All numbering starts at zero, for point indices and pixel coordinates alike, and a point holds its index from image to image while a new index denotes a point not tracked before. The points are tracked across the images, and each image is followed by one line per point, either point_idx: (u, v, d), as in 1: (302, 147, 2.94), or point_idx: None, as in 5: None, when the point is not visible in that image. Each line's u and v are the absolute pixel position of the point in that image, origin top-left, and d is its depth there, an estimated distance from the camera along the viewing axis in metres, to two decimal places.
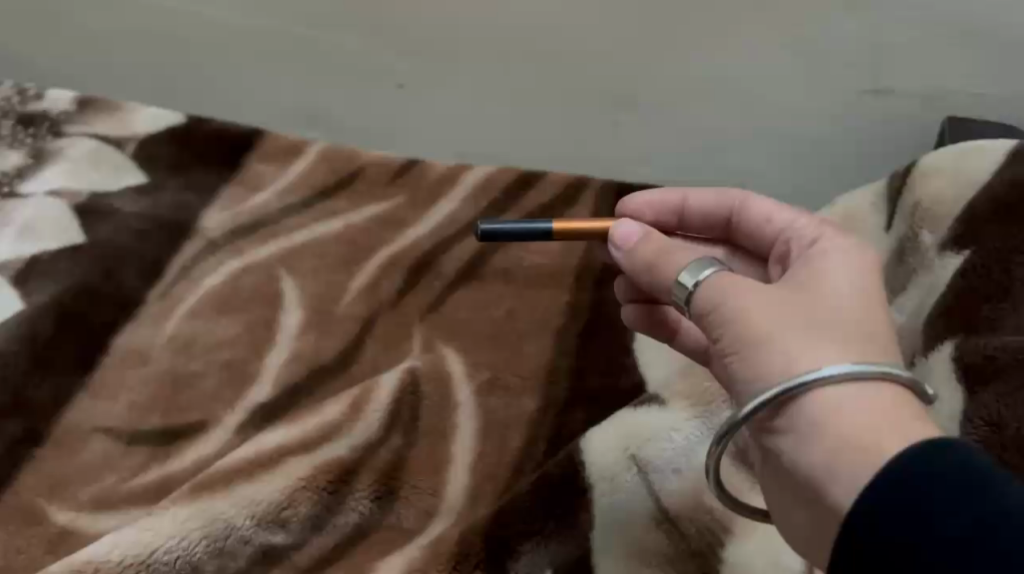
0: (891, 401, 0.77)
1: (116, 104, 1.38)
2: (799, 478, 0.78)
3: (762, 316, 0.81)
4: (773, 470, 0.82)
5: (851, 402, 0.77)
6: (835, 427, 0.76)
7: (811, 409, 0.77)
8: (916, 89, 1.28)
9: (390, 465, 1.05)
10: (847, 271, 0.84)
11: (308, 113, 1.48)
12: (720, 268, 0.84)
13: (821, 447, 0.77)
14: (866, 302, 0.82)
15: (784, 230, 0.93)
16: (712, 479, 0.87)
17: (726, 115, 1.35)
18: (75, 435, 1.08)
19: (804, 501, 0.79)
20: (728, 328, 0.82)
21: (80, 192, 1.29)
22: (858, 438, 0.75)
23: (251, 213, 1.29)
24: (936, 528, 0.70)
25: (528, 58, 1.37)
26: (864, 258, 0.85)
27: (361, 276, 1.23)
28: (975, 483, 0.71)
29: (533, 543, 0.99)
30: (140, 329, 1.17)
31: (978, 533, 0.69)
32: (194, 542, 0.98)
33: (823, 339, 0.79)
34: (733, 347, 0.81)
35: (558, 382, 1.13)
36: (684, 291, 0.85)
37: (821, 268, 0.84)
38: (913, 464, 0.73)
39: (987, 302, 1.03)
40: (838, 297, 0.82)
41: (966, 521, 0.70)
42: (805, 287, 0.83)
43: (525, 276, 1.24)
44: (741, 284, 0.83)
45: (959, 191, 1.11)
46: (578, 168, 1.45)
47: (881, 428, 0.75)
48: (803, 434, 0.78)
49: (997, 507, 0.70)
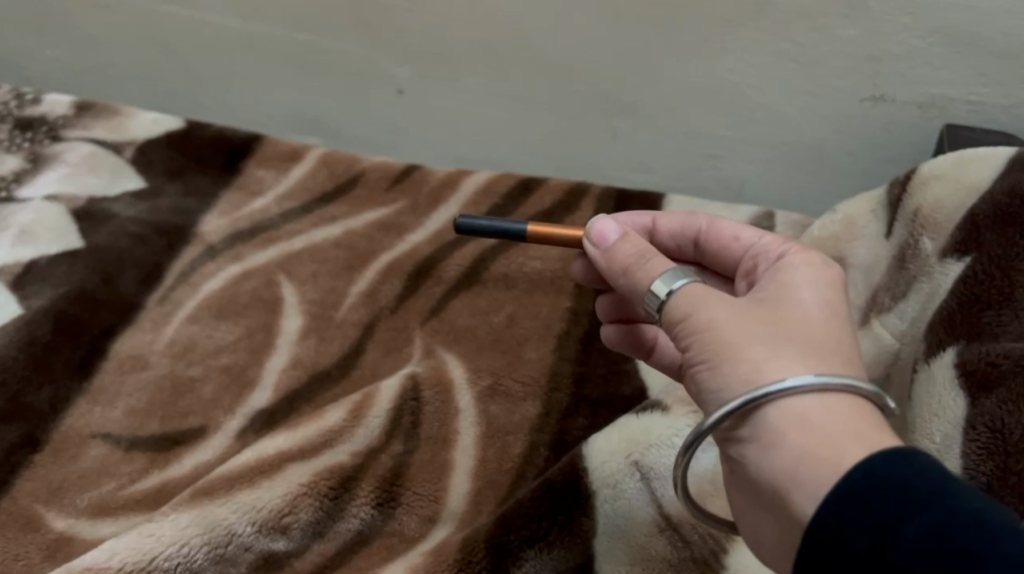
0: (852, 412, 0.79)
1: (114, 107, 1.37)
2: (761, 487, 0.81)
3: (729, 329, 0.83)
4: (736, 479, 0.84)
5: (815, 413, 0.79)
6: (797, 437, 0.79)
7: (773, 419, 0.80)
8: (915, 96, 1.27)
9: (391, 472, 1.05)
10: (810, 286, 0.87)
11: (310, 119, 1.49)
12: (693, 279, 0.86)
13: (783, 457, 0.79)
14: (829, 316, 0.85)
15: (752, 247, 0.94)
16: (680, 490, 0.88)
17: (726, 122, 1.35)
18: (74, 441, 1.07)
19: (767, 509, 0.81)
20: (697, 339, 0.84)
21: (78, 196, 1.28)
22: (820, 448, 0.78)
23: (251, 218, 1.28)
24: (897, 532, 0.73)
25: (526, 66, 1.36)
26: (826, 272, 0.88)
27: (361, 281, 1.22)
28: (937, 490, 0.74)
29: (535, 550, 0.98)
30: (139, 335, 1.16)
31: (939, 537, 0.72)
32: (194, 549, 0.97)
33: (787, 351, 0.82)
34: (701, 358, 0.83)
35: (560, 388, 1.13)
36: (656, 298, 0.87)
37: (789, 282, 0.87)
38: (874, 473, 0.75)
39: (989, 309, 1.03)
40: (800, 311, 0.85)
41: (925, 525, 0.72)
42: (775, 303, 0.86)
43: (525, 282, 1.23)
44: (710, 296, 0.85)
45: (959, 200, 1.11)
46: (576, 174, 1.45)
47: (842, 437, 0.78)
48: (766, 443, 0.80)
49: (957, 512, 0.73)
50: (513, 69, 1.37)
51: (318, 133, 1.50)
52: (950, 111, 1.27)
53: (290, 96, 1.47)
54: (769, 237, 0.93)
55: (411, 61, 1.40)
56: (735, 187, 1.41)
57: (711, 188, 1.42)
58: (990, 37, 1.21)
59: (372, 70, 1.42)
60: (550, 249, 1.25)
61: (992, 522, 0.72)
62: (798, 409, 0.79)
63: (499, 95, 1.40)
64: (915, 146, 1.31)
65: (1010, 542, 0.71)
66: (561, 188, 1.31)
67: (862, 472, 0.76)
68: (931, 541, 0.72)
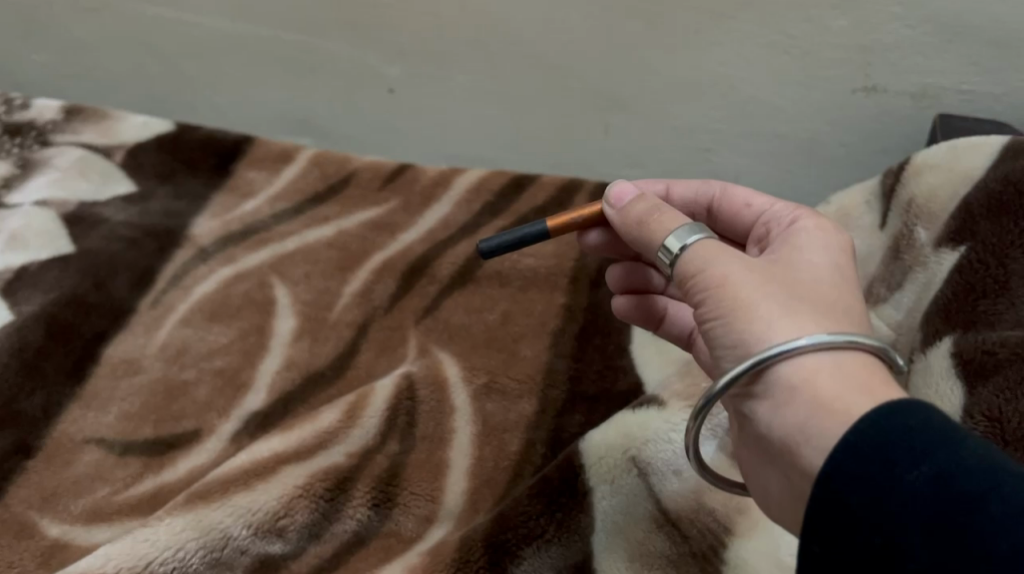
0: (862, 369, 0.79)
1: (103, 111, 1.37)
2: (770, 442, 0.81)
3: (744, 286, 0.83)
4: (746, 434, 0.84)
5: (826, 371, 0.79)
6: (808, 393, 0.79)
7: (784, 376, 0.80)
8: (907, 87, 1.27)
9: (387, 473, 1.04)
10: (822, 250, 0.88)
11: (302, 119, 1.48)
12: (706, 237, 0.86)
13: (794, 412, 0.79)
14: (839, 278, 0.85)
15: (763, 213, 0.95)
16: (691, 456, 0.89)
17: (718, 115, 1.34)
18: (66, 447, 1.07)
19: (775, 464, 0.81)
20: (712, 293, 0.83)
21: (68, 201, 1.28)
22: (830, 403, 0.78)
23: (242, 220, 1.28)
24: (900, 480, 0.72)
25: (518, 62, 1.36)
26: (835, 236, 0.89)
27: (354, 281, 1.21)
28: (940, 436, 0.73)
29: (533, 548, 0.98)
30: (131, 339, 1.16)
31: (942, 484, 0.72)
32: (190, 553, 0.96)
33: (802, 309, 0.82)
34: (714, 314, 0.83)
35: (556, 384, 1.12)
36: (669, 254, 0.87)
37: (801, 247, 0.88)
38: (879, 423, 0.75)
39: (984, 297, 1.02)
40: (810, 272, 0.85)
41: (927, 472, 0.72)
42: (789, 266, 0.86)
43: (519, 279, 1.22)
44: (723, 254, 0.85)
45: (954, 188, 1.10)
46: (570, 171, 1.45)
47: (852, 392, 0.78)
48: (776, 399, 0.80)
49: (959, 458, 0.72)
50: (504, 66, 1.36)
51: (310, 134, 1.50)
52: (943, 101, 1.27)
53: (280, 98, 1.47)
54: (780, 204, 0.94)
55: (402, 58, 1.39)
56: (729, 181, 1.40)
57: None
58: (981, 26, 1.20)
59: (362, 70, 1.41)
60: (543, 245, 1.25)
61: (991, 466, 0.72)
62: (809, 366, 0.79)
63: (491, 93, 1.39)
64: (909, 137, 1.30)
65: (1010, 484, 0.71)
66: (554, 185, 1.30)
67: (870, 422, 0.75)
68: (934, 487, 0.72)
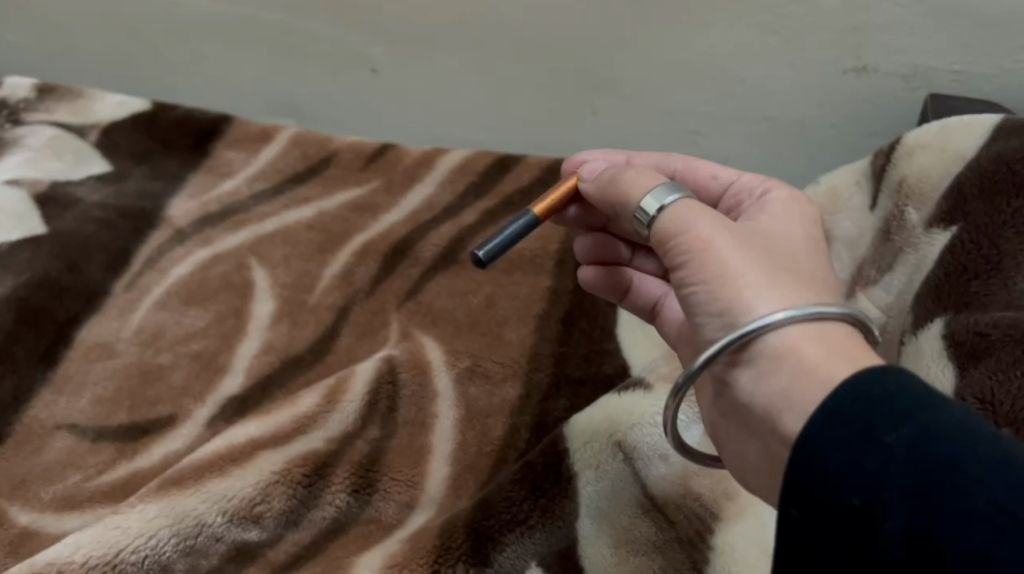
0: (845, 339, 0.77)
1: (78, 90, 1.34)
2: (752, 412, 0.79)
3: (729, 251, 0.81)
4: (727, 405, 0.82)
5: (809, 339, 0.77)
6: (792, 359, 0.77)
7: (768, 343, 0.78)
8: (897, 67, 1.24)
9: (367, 458, 1.02)
10: (795, 219, 0.88)
11: (282, 100, 1.46)
12: (689, 202, 0.85)
13: (777, 379, 0.77)
14: (812, 247, 0.85)
15: (731, 185, 0.95)
16: (669, 434, 0.87)
17: (705, 95, 1.32)
18: (37, 433, 1.05)
19: (755, 432, 0.80)
20: (697, 258, 0.82)
21: (40, 181, 1.25)
22: (813, 369, 0.76)
23: (221, 201, 1.25)
24: (879, 441, 0.70)
25: (502, 41, 1.33)
26: (804, 208, 0.89)
27: (335, 264, 1.19)
28: (917, 399, 0.71)
29: (517, 534, 0.96)
30: (106, 322, 1.13)
31: (920, 447, 0.69)
32: (163, 540, 0.94)
33: (787, 278, 0.80)
34: (699, 278, 0.81)
35: (540, 368, 1.10)
36: (646, 215, 0.87)
37: (773, 217, 0.88)
38: (859, 387, 0.72)
39: (976, 278, 1.00)
40: (786, 240, 0.85)
41: (907, 434, 0.70)
42: (769, 236, 0.85)
43: (504, 261, 1.20)
44: (709, 219, 0.83)
45: (946, 167, 1.08)
46: (555, 152, 1.42)
47: (835, 359, 0.76)
48: (762, 368, 0.78)
49: (938, 420, 0.70)
50: (488, 45, 1.34)
51: (292, 114, 1.47)
52: (934, 80, 1.24)
53: (261, 77, 1.44)
54: (748, 175, 0.95)
55: (385, 38, 1.36)
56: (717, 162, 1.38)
57: None
58: (973, 5, 1.18)
59: (344, 50, 1.39)
60: None
61: (971, 428, 0.70)
62: (794, 334, 0.78)
63: (475, 72, 1.37)
64: (899, 118, 1.28)
65: (987, 445, 0.69)
66: (539, 166, 1.28)
67: (851, 384, 0.72)
68: (913, 449, 0.69)
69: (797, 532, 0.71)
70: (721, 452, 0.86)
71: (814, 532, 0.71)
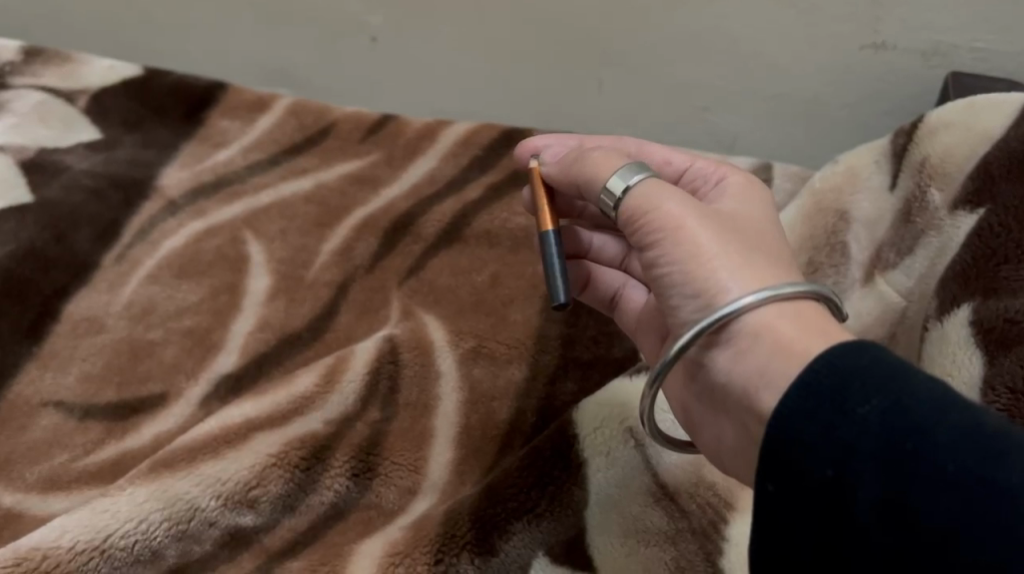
0: (818, 316, 0.77)
1: (66, 54, 1.29)
2: (729, 391, 0.78)
3: (697, 230, 0.81)
4: (699, 384, 0.81)
5: (782, 317, 0.77)
6: (767, 336, 0.76)
7: (744, 322, 0.77)
8: (916, 44, 1.20)
9: (367, 441, 0.97)
10: (754, 201, 0.87)
11: (279, 68, 1.41)
12: (653, 180, 0.84)
13: (753, 357, 0.77)
14: (776, 230, 0.84)
15: (685, 171, 0.92)
16: (648, 424, 0.86)
17: (718, 72, 1.27)
18: (22, 411, 1.00)
19: (729, 411, 0.79)
20: (665, 237, 0.81)
21: (27, 147, 1.20)
22: (789, 346, 0.75)
23: (215, 172, 1.20)
24: (852, 413, 0.69)
25: (506, 11, 1.28)
26: (761, 191, 0.88)
27: (333, 239, 1.14)
28: (890, 370, 0.70)
29: (524, 524, 0.91)
30: (94, 296, 1.08)
31: (893, 416, 0.68)
32: (154, 525, 0.90)
33: (758, 261, 0.80)
34: (671, 258, 0.81)
35: (547, 349, 1.05)
36: (612, 195, 0.85)
37: (734, 200, 0.87)
38: (833, 360, 0.71)
39: (1005, 263, 0.95)
40: (747, 221, 0.84)
41: (880, 404, 0.69)
42: (733, 215, 0.84)
43: (509, 239, 1.15)
44: (675, 197, 0.82)
45: (971, 146, 1.04)
46: (560, 126, 1.38)
47: (808, 335, 0.75)
48: (737, 345, 0.77)
49: (910, 391, 0.69)
50: (492, 14, 1.29)
51: (288, 83, 1.42)
52: (955, 59, 1.20)
53: (257, 44, 1.39)
54: (702, 162, 0.91)
55: (385, 6, 1.31)
56: (727, 141, 1.34)
57: (702, 142, 1.35)
58: None
59: (343, 17, 1.33)
60: None
61: (942, 397, 0.69)
62: (770, 312, 0.77)
63: (478, 42, 1.32)
64: (917, 98, 1.24)
65: (957, 413, 0.68)
66: None
67: (825, 358, 0.72)
68: (887, 419, 0.68)
69: (773, 506, 0.70)
70: (689, 433, 0.85)
71: (790, 505, 0.70)
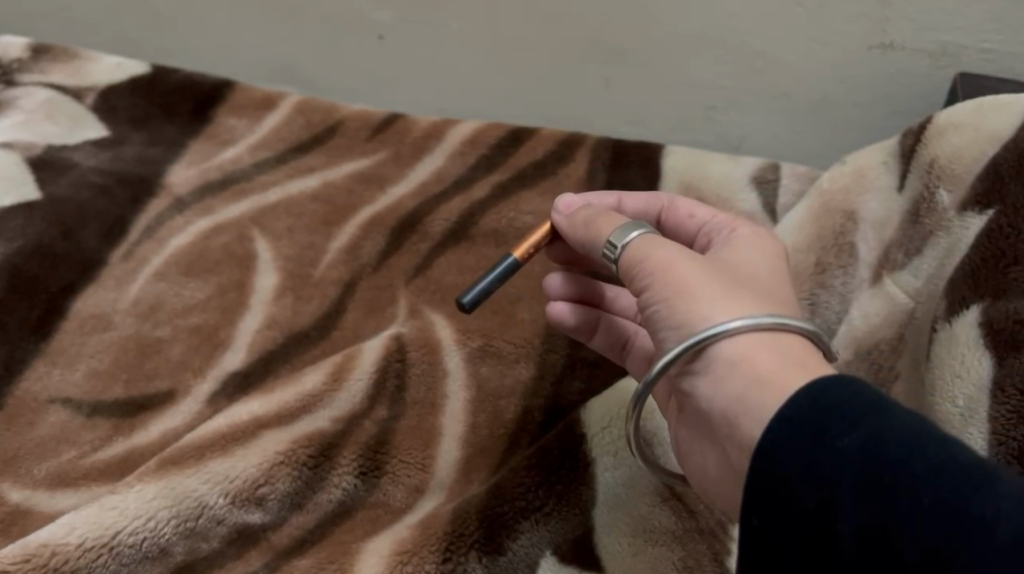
0: (802, 351, 0.76)
1: (74, 51, 1.29)
2: (712, 419, 0.78)
3: (685, 275, 0.80)
4: (688, 414, 0.81)
5: (764, 351, 0.76)
6: (748, 367, 0.76)
7: (725, 353, 0.77)
8: (924, 44, 1.20)
9: (375, 439, 0.97)
10: (760, 253, 0.85)
11: (285, 67, 1.41)
12: (648, 233, 0.85)
13: (733, 384, 0.76)
14: (775, 276, 0.83)
15: (705, 226, 0.91)
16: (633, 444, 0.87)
17: (725, 72, 1.27)
18: (30, 407, 1.00)
19: (715, 441, 0.79)
20: (654, 284, 0.81)
21: (34, 144, 1.20)
22: (770, 378, 0.75)
23: (222, 169, 1.20)
24: (832, 446, 0.69)
25: (514, 9, 1.28)
26: (775, 246, 0.86)
27: (340, 236, 1.14)
28: (870, 404, 0.70)
29: (532, 522, 0.91)
30: (101, 292, 1.08)
31: (872, 449, 0.68)
32: (162, 521, 0.90)
33: (748, 298, 0.79)
34: (659, 301, 0.81)
35: (555, 349, 1.05)
36: (613, 249, 0.86)
37: (741, 250, 0.85)
38: (812, 396, 0.71)
39: (1015, 264, 0.95)
40: (744, 266, 0.83)
41: (859, 437, 0.68)
42: (730, 262, 0.83)
43: (515, 238, 1.15)
44: (667, 246, 0.83)
45: (981, 148, 1.02)
46: (566, 125, 1.38)
47: (789, 369, 0.75)
48: (719, 375, 0.77)
49: (889, 423, 0.69)
50: (500, 12, 1.29)
51: (294, 82, 1.42)
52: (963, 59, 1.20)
53: (264, 43, 1.39)
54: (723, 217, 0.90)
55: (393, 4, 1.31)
56: (734, 141, 1.34)
57: (708, 142, 1.35)
58: None
59: (350, 15, 1.33)
60: (541, 202, 1.18)
61: (921, 430, 0.68)
62: (753, 342, 0.77)
63: (485, 40, 1.32)
64: (925, 99, 1.24)
65: (935, 446, 0.67)
66: (553, 138, 1.23)
67: (806, 392, 0.72)
68: (865, 452, 0.68)
69: (758, 539, 0.70)
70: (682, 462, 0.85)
71: (776, 538, 0.69)
